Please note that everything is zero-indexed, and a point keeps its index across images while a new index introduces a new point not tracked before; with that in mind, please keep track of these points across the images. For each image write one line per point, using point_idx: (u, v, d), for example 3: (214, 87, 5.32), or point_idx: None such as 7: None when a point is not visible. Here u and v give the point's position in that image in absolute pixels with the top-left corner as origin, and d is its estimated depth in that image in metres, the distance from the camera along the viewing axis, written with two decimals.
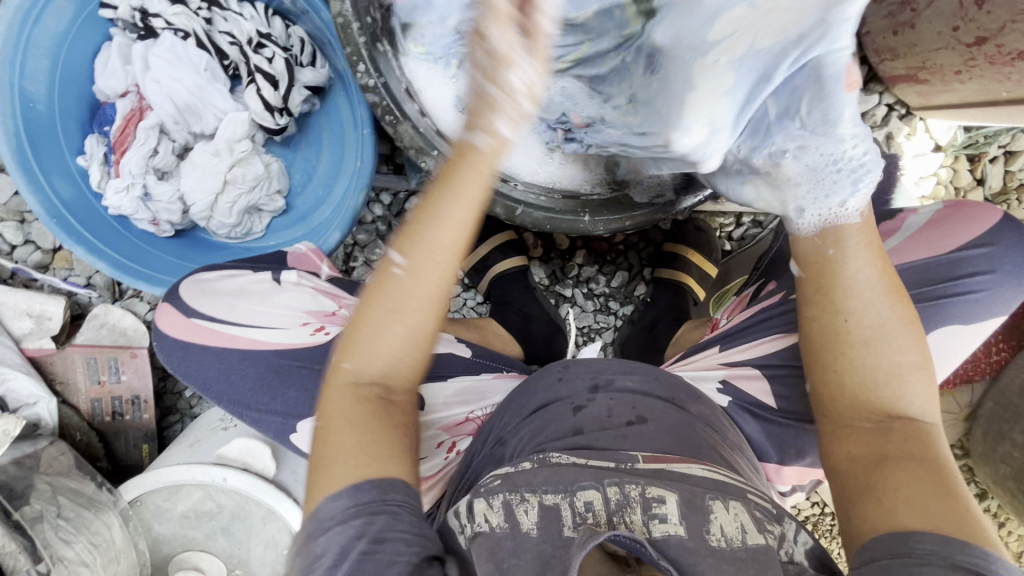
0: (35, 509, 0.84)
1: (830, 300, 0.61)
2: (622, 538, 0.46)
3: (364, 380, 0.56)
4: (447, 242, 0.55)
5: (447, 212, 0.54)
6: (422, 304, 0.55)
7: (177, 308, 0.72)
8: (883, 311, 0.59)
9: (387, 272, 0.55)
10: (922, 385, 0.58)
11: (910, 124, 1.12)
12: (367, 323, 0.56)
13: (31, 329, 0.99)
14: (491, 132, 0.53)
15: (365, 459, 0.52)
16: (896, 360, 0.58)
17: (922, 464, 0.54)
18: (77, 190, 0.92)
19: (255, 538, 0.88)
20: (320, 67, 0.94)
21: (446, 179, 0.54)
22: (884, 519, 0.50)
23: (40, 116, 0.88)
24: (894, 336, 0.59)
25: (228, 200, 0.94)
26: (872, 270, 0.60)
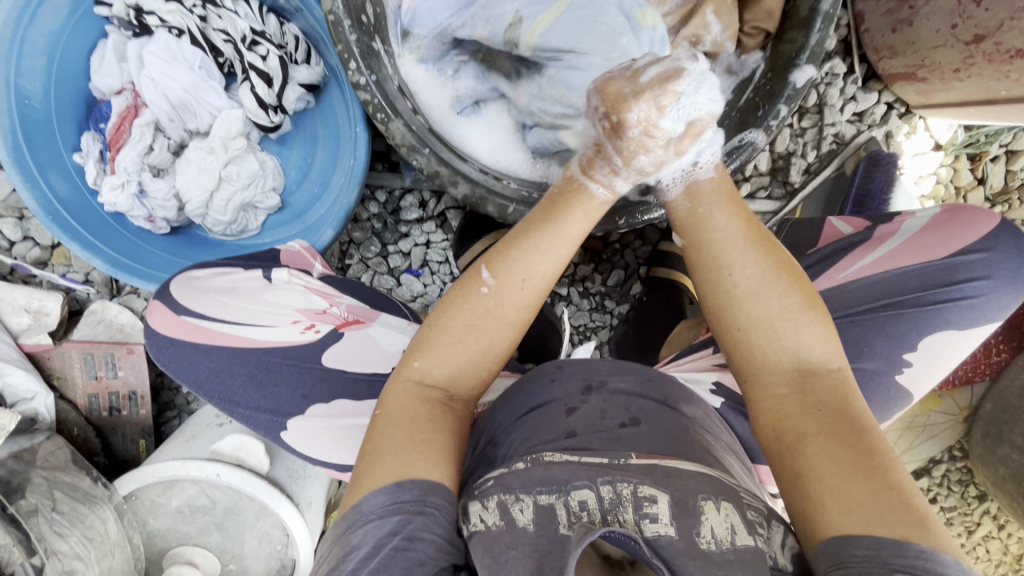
0: (30, 502, 0.84)
1: (710, 261, 0.59)
2: (616, 535, 0.47)
3: (429, 383, 0.58)
4: (541, 272, 0.58)
5: (546, 244, 0.58)
6: (504, 323, 0.58)
7: (167, 305, 0.72)
8: (752, 265, 0.58)
9: (476, 290, 0.58)
10: (813, 329, 0.57)
11: (910, 122, 1.11)
12: (448, 329, 0.59)
13: (28, 325, 1.00)
14: (609, 187, 0.58)
15: (414, 455, 0.53)
16: (780, 312, 0.57)
17: (842, 432, 0.52)
18: (73, 186, 0.93)
19: (249, 533, 0.89)
20: (315, 64, 0.94)
21: (554, 210, 0.58)
22: (816, 513, 0.49)
23: (36, 114, 0.88)
24: (772, 289, 0.57)
25: (223, 197, 0.94)
26: (736, 227, 0.59)
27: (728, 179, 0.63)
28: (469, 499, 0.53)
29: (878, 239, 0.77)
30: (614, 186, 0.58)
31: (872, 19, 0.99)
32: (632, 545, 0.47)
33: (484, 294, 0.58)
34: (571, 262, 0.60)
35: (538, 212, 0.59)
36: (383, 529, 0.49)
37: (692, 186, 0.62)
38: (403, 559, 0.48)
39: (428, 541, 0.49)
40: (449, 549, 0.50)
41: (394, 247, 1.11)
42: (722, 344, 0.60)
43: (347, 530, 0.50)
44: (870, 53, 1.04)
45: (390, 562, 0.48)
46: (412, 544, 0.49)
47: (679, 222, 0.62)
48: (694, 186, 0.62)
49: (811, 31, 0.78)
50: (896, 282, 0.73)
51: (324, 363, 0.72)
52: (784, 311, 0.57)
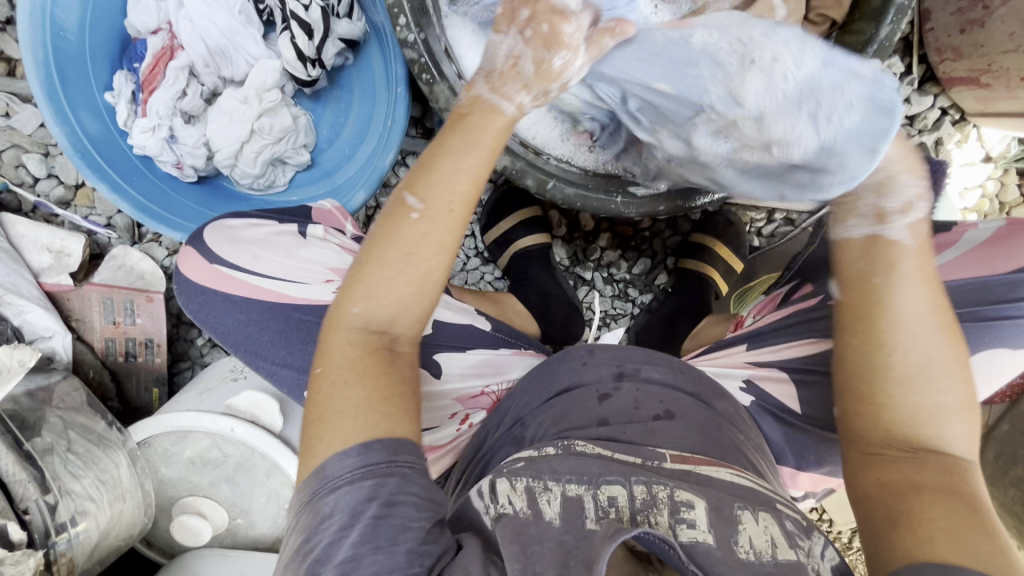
0: (46, 441, 0.82)
1: (869, 332, 0.58)
2: (649, 537, 0.44)
3: (368, 325, 0.54)
4: (464, 191, 0.55)
5: (466, 160, 0.55)
6: (439, 249, 0.55)
7: (201, 254, 0.71)
8: (930, 348, 0.56)
9: (406, 217, 0.54)
10: (964, 427, 0.55)
11: (963, 130, 1.07)
12: (370, 268, 0.54)
13: (50, 264, 0.99)
14: (518, 99, 0.58)
15: (374, 417, 0.50)
16: (939, 401, 0.56)
17: (964, 503, 0.50)
18: (104, 127, 0.90)
19: (258, 490, 0.90)
20: (357, 19, 0.90)
21: (464, 124, 0.57)
22: (915, 545, 0.47)
23: (71, 47, 0.86)
24: (941, 376, 0.56)
25: (253, 149, 0.91)
26: (926, 304, 0.56)
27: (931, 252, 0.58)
28: (495, 478, 0.52)
29: (936, 248, 0.75)
30: (518, 100, 0.58)
31: (939, 18, 0.94)
32: (665, 548, 0.44)
33: (415, 220, 0.54)
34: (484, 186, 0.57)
35: (451, 132, 0.57)
36: (363, 495, 0.46)
37: (878, 246, 0.58)
38: (386, 528, 0.45)
39: (407, 503, 0.47)
40: (432, 518, 0.48)
41: None
42: (849, 403, 0.59)
43: (317, 494, 0.48)
44: (932, 54, 0.99)
45: (380, 529, 0.45)
46: (394, 509, 0.46)
47: (852, 291, 0.59)
48: (885, 252, 0.58)
49: (882, 23, 0.74)
50: (948, 293, 0.70)
51: None
52: (944, 402, 0.55)
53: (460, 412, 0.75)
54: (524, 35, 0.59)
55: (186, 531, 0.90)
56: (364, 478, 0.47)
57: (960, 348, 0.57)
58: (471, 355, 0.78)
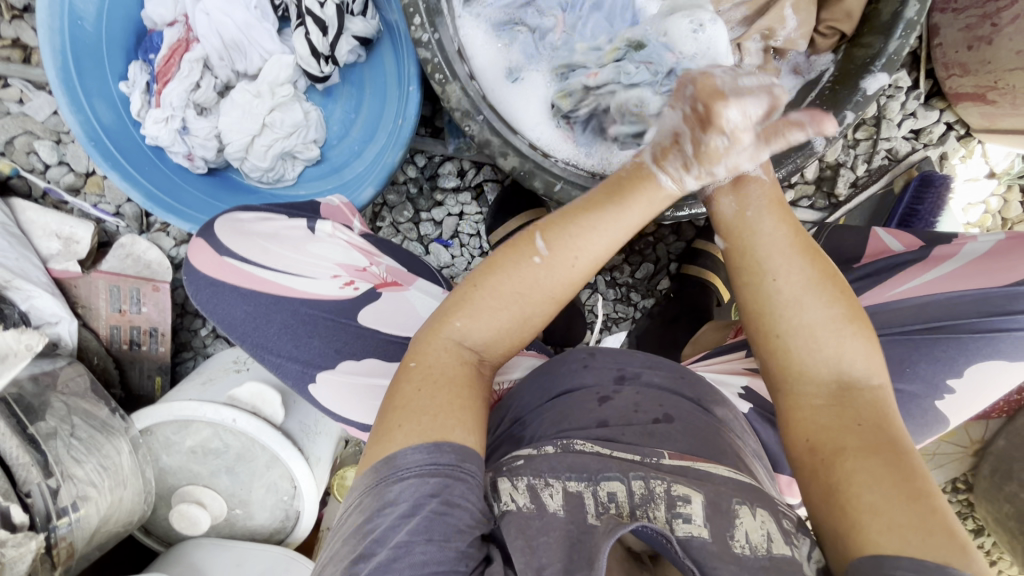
0: (50, 425, 0.83)
1: (751, 264, 0.57)
2: (647, 530, 0.47)
3: (467, 344, 0.55)
4: (597, 250, 0.56)
5: (609, 223, 0.56)
6: (553, 298, 0.56)
7: (210, 245, 0.71)
8: (798, 273, 0.56)
9: (529, 258, 0.55)
10: (856, 342, 0.54)
11: (967, 145, 1.08)
12: (484, 291, 0.55)
13: (58, 251, 1.00)
14: (678, 180, 0.57)
15: (451, 420, 0.50)
16: (819, 320, 0.54)
17: (880, 450, 0.49)
18: (117, 116, 0.91)
19: (257, 481, 0.90)
20: (370, 18, 0.90)
21: (634, 181, 0.57)
22: (855, 534, 0.45)
23: (87, 36, 0.86)
24: (815, 298, 0.55)
25: (264, 143, 0.93)
26: (784, 234, 0.57)
27: (779, 187, 0.61)
28: (498, 477, 0.52)
29: (934, 260, 0.76)
30: (682, 180, 0.57)
31: (947, 33, 0.95)
32: (663, 543, 0.46)
33: (536, 265, 0.54)
34: (627, 241, 0.57)
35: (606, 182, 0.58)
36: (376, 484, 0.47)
37: (743, 187, 0.60)
38: (442, 524, 0.46)
39: (467, 509, 0.47)
40: (483, 520, 0.48)
41: (427, 215, 1.10)
42: (755, 349, 0.58)
43: (381, 483, 0.47)
44: (939, 70, 1.00)
45: (434, 525, 0.46)
46: (453, 509, 0.46)
47: (727, 226, 0.59)
48: (746, 191, 0.59)
49: (891, 38, 0.75)
50: (950, 305, 0.70)
51: (359, 321, 0.70)
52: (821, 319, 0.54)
53: None
54: (688, 113, 0.55)
55: (184, 521, 0.91)
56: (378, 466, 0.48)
57: (825, 264, 0.56)
58: None
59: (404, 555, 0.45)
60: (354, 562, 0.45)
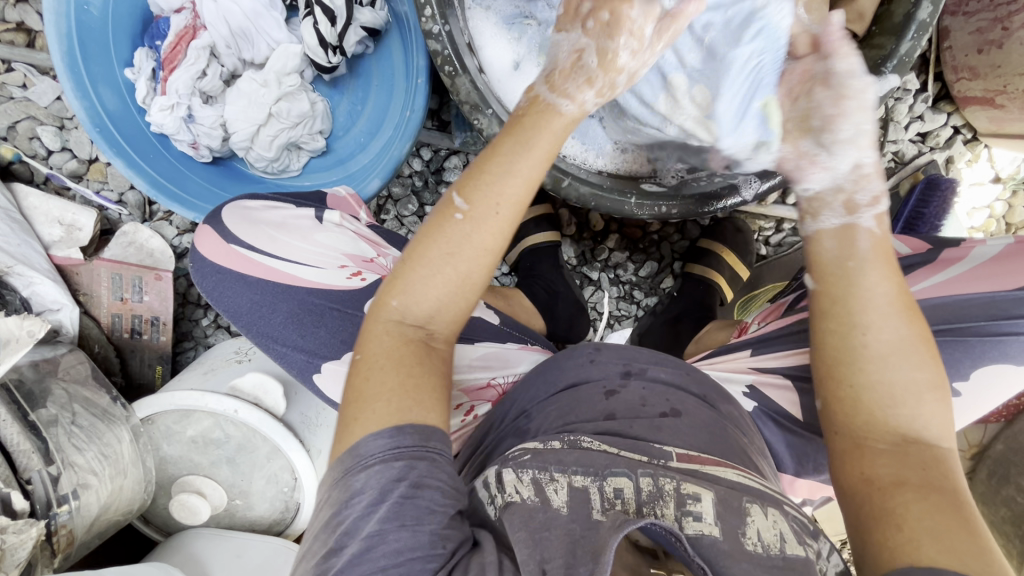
0: (51, 413, 0.83)
1: (843, 314, 0.58)
2: (657, 528, 0.46)
3: (408, 321, 0.55)
4: (512, 193, 0.56)
5: (517, 167, 0.56)
6: (484, 252, 0.55)
7: (218, 233, 0.71)
8: (899, 331, 0.56)
9: (449, 216, 0.55)
10: (936, 407, 0.55)
11: (974, 149, 1.08)
12: (415, 264, 0.55)
13: (60, 237, 1.00)
14: (574, 100, 0.60)
15: (407, 402, 0.50)
16: (913, 379, 0.55)
17: (940, 493, 0.49)
18: (123, 102, 0.91)
19: (258, 472, 0.90)
20: (380, 9, 0.90)
21: (520, 128, 0.59)
22: (903, 548, 0.46)
23: (94, 21, 0.85)
24: (912, 357, 0.55)
25: (270, 133, 0.92)
26: (887, 289, 0.57)
27: (892, 241, 0.60)
28: (500, 468, 0.53)
29: (942, 263, 0.76)
30: (581, 97, 0.60)
31: (957, 36, 0.95)
32: (672, 540, 0.46)
33: (459, 220, 0.55)
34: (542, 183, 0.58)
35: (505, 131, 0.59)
36: (389, 476, 0.47)
37: (850, 234, 0.60)
38: (412, 507, 0.46)
39: (435, 488, 0.48)
40: (454, 497, 0.48)
41: (431, 209, 1.09)
42: (824, 392, 0.59)
43: (346, 474, 0.48)
44: (948, 73, 1.00)
45: (404, 510, 0.46)
46: (421, 491, 0.47)
47: (823, 270, 0.60)
48: (851, 239, 0.60)
49: (902, 39, 0.75)
50: (956, 308, 0.71)
51: (365, 313, 0.68)
52: (916, 379, 0.55)
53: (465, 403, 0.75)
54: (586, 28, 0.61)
55: (184, 510, 0.90)
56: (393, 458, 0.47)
57: (926, 331, 0.57)
58: (482, 347, 0.77)
59: (377, 545, 0.45)
60: (324, 557, 0.45)
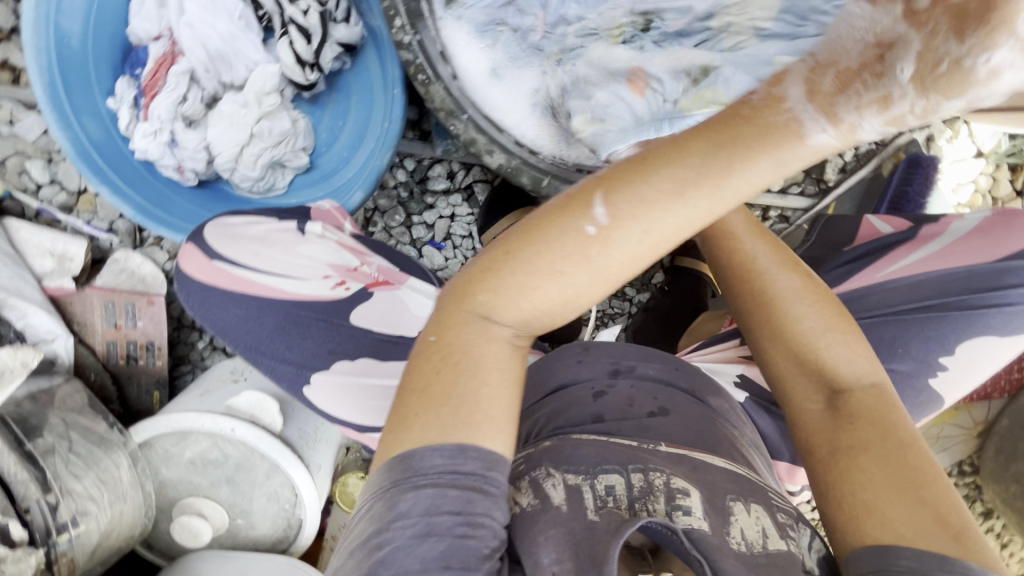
0: (48, 442, 0.83)
1: (763, 310, 0.61)
2: (655, 525, 0.44)
3: (495, 321, 0.48)
4: (674, 229, 0.45)
5: (694, 195, 0.44)
6: (604, 277, 0.46)
7: (201, 250, 0.71)
8: (806, 309, 0.59)
9: (584, 224, 0.45)
10: (855, 359, 0.57)
11: (953, 126, 1.09)
12: (534, 260, 0.46)
13: (52, 268, 1.00)
14: (829, 129, 0.41)
15: (477, 416, 0.45)
16: (825, 345, 0.57)
17: (882, 448, 0.51)
18: (106, 131, 0.92)
19: (258, 490, 0.90)
20: (355, 24, 0.90)
21: (723, 135, 0.44)
22: (850, 529, 0.47)
23: (74, 54, 0.87)
24: (821, 325, 0.58)
25: (253, 152, 0.93)
26: (790, 279, 0.61)
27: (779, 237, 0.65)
28: (502, 482, 0.52)
29: (921, 240, 0.76)
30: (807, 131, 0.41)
31: None
32: (668, 536, 0.45)
33: (594, 237, 0.45)
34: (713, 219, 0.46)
35: (699, 134, 0.44)
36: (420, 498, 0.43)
37: (728, 227, 0.65)
38: (464, 550, 0.42)
39: (490, 527, 0.43)
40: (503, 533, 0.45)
41: (419, 218, 1.10)
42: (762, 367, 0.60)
43: (394, 490, 0.43)
44: None
45: (455, 552, 0.42)
46: (475, 530, 0.43)
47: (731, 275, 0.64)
48: (743, 246, 0.64)
49: None
50: (938, 283, 0.71)
51: (352, 321, 0.70)
52: (828, 345, 0.57)
53: None
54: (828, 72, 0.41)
55: (185, 533, 0.92)
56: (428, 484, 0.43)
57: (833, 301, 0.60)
58: None
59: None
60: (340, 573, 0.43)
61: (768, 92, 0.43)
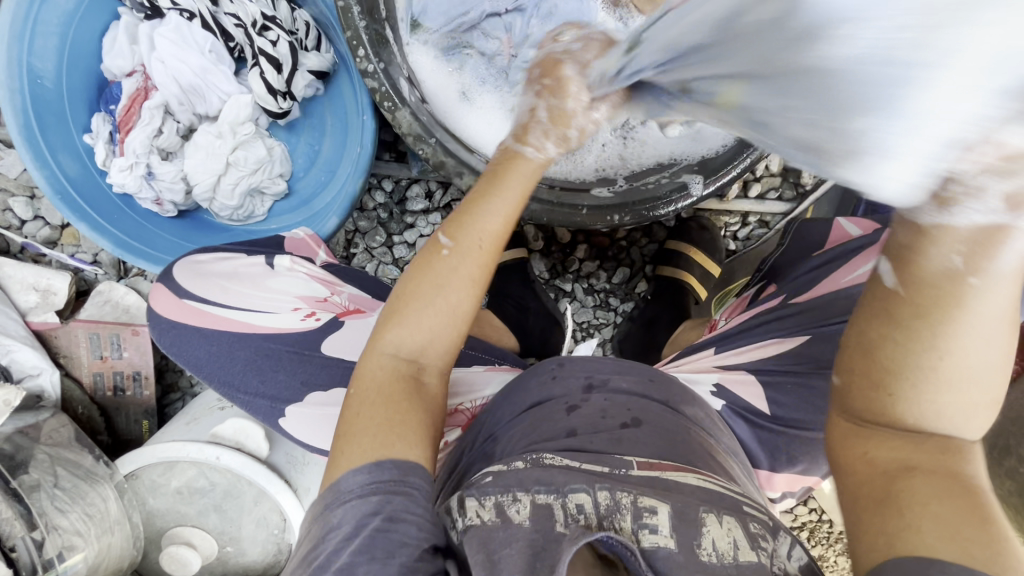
0: (33, 478, 0.84)
1: (910, 304, 0.39)
2: (611, 541, 0.45)
3: (400, 354, 0.56)
4: (491, 233, 0.56)
5: (491, 205, 0.56)
6: (469, 284, 0.56)
7: (169, 289, 0.73)
8: (991, 345, 0.38)
9: (437, 252, 0.56)
10: (982, 421, 0.41)
11: None
12: (412, 294, 0.56)
13: (36, 303, 1.01)
14: (540, 147, 0.58)
15: (392, 436, 0.51)
16: (975, 387, 0.39)
17: (965, 491, 0.38)
18: (83, 167, 0.93)
19: (247, 517, 0.90)
20: (325, 52, 0.95)
21: (493, 175, 0.58)
22: (897, 538, 0.37)
23: (48, 93, 0.89)
24: (991, 360, 0.39)
25: (230, 181, 0.94)
26: (1008, 260, 0.36)
27: None
28: (464, 494, 0.51)
29: None
30: (547, 151, 0.58)
31: None
32: (628, 556, 0.45)
33: (446, 256, 0.56)
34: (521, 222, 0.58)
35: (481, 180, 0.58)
36: (363, 509, 0.48)
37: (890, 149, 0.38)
38: (385, 540, 0.47)
39: (411, 522, 0.48)
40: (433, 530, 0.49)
41: (399, 238, 1.11)
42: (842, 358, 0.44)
43: (326, 509, 0.49)
44: None
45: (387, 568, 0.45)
46: (396, 524, 0.48)
47: (898, 237, 0.38)
48: (938, 222, 0.36)
49: None
50: None
51: (323, 352, 0.70)
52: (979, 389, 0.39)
53: None
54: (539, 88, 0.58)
55: (175, 562, 0.90)
56: (371, 493, 0.48)
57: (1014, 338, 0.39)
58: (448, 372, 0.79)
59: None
60: None
61: (508, 149, 0.59)
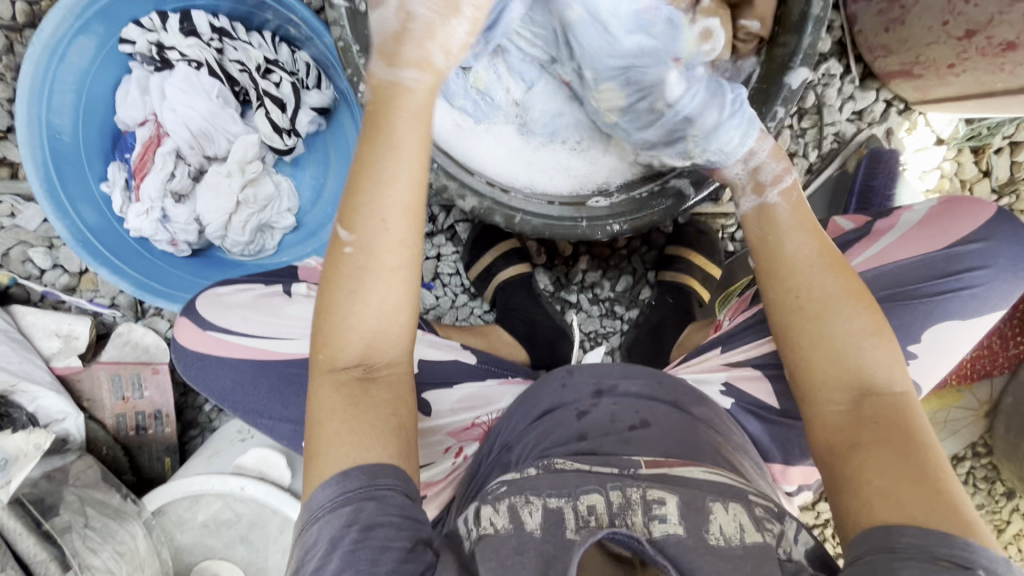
0: (64, 519, 0.86)
1: (778, 279, 0.66)
2: (619, 536, 0.47)
3: (341, 365, 0.57)
4: (395, 200, 0.57)
5: (389, 173, 0.57)
6: (387, 271, 0.57)
7: (195, 322, 0.76)
8: (827, 284, 0.64)
9: (341, 250, 0.57)
10: (879, 350, 0.61)
11: (910, 118, 1.12)
12: (336, 304, 0.57)
13: (59, 349, 1.04)
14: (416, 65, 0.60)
15: (346, 448, 0.54)
16: (850, 330, 0.61)
17: (896, 445, 0.56)
18: (102, 215, 0.97)
19: (273, 546, 0.90)
20: (326, 88, 0.99)
21: (377, 138, 0.58)
22: (861, 511, 0.54)
23: (67, 147, 0.93)
24: (845, 304, 0.62)
25: (240, 219, 0.98)
26: (811, 247, 0.66)
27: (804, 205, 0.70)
28: (481, 503, 0.53)
29: (873, 235, 0.79)
30: (427, 60, 0.60)
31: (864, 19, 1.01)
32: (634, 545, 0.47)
33: (349, 252, 0.57)
34: (423, 180, 0.59)
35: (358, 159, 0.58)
36: (340, 523, 0.51)
37: (769, 215, 0.70)
38: (365, 550, 0.50)
39: (388, 524, 0.51)
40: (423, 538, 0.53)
41: None
42: (782, 354, 0.65)
43: (303, 525, 0.53)
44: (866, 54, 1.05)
45: None
46: (372, 531, 0.51)
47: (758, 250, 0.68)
48: (769, 214, 0.70)
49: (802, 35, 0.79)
50: (897, 276, 0.74)
51: None
52: (852, 328, 0.61)
53: (453, 445, 0.77)
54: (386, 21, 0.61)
55: None
56: (342, 505, 0.52)
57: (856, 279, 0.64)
58: (462, 388, 0.81)
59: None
60: None
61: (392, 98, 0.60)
